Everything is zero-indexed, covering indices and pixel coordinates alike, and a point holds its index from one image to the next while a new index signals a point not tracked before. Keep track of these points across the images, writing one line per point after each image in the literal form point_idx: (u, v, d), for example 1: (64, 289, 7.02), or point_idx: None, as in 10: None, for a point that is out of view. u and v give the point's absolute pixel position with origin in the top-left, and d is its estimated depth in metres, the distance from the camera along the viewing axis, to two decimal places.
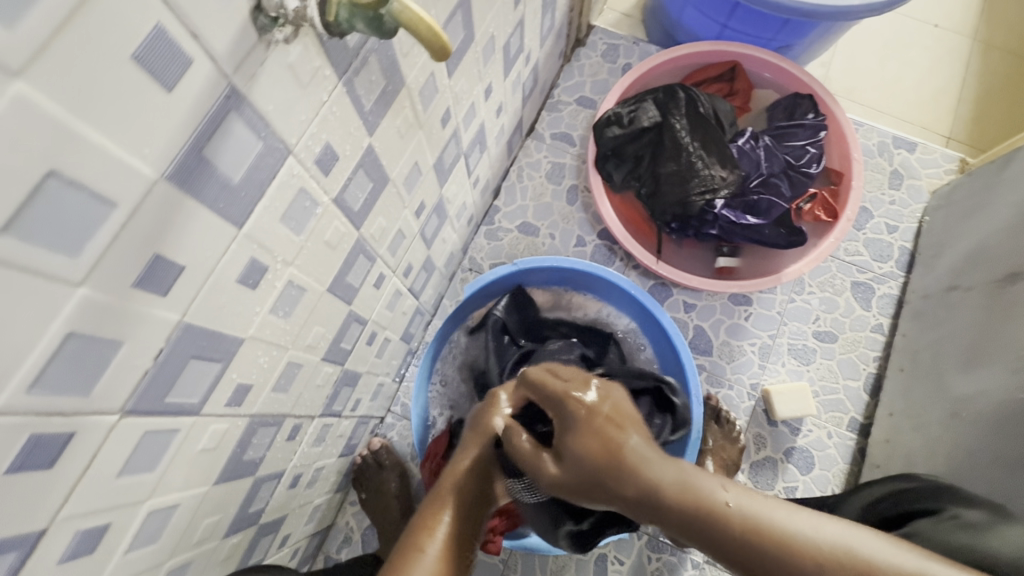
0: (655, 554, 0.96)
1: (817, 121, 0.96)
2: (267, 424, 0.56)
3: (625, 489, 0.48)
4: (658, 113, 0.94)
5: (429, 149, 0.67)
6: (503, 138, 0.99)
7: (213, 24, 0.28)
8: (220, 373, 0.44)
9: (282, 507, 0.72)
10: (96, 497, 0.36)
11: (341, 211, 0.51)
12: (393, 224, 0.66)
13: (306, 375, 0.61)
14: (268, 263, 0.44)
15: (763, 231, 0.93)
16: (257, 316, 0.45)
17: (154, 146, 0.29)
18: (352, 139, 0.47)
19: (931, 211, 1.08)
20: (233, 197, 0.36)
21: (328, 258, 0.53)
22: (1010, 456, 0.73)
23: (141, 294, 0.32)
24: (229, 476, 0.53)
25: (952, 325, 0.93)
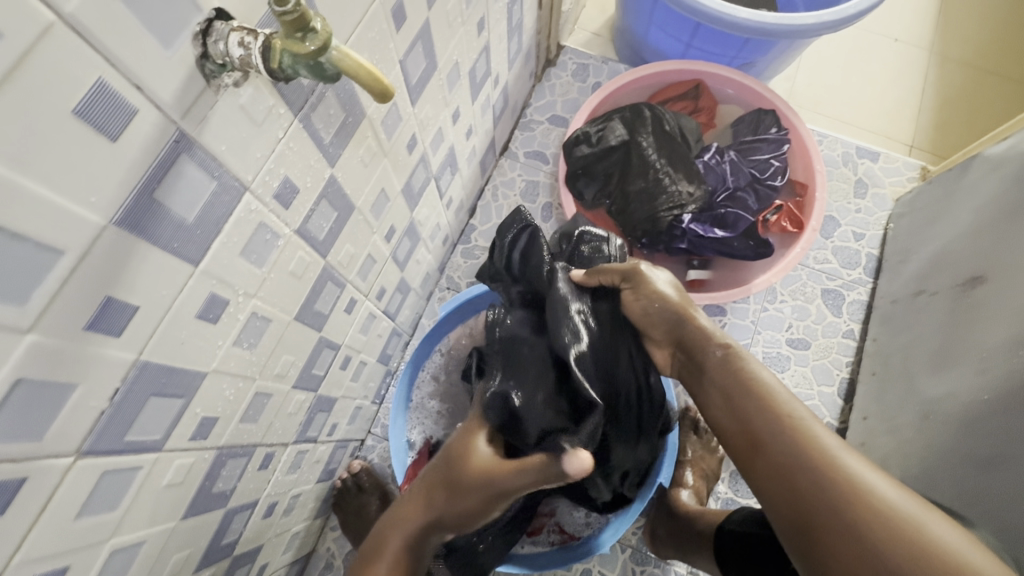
0: (639, 567, 0.96)
1: (779, 135, 0.99)
2: (237, 455, 0.56)
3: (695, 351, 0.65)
4: (625, 130, 0.96)
5: (397, 175, 0.68)
6: (475, 159, 1.01)
7: (156, 74, 0.29)
8: (183, 408, 0.44)
9: (258, 537, 0.71)
10: (54, 540, 0.36)
11: (304, 241, 0.52)
12: (362, 249, 0.67)
13: (277, 404, 0.61)
14: (229, 297, 0.44)
15: (732, 243, 0.94)
16: (220, 349, 0.46)
17: (101, 194, 0.29)
18: (313, 171, 0.48)
19: (894, 218, 1.12)
20: (188, 235, 0.37)
21: (293, 288, 0.54)
22: (977, 455, 0.75)
23: (93, 336, 0.33)
24: (198, 509, 0.53)
25: (918, 329, 0.95)
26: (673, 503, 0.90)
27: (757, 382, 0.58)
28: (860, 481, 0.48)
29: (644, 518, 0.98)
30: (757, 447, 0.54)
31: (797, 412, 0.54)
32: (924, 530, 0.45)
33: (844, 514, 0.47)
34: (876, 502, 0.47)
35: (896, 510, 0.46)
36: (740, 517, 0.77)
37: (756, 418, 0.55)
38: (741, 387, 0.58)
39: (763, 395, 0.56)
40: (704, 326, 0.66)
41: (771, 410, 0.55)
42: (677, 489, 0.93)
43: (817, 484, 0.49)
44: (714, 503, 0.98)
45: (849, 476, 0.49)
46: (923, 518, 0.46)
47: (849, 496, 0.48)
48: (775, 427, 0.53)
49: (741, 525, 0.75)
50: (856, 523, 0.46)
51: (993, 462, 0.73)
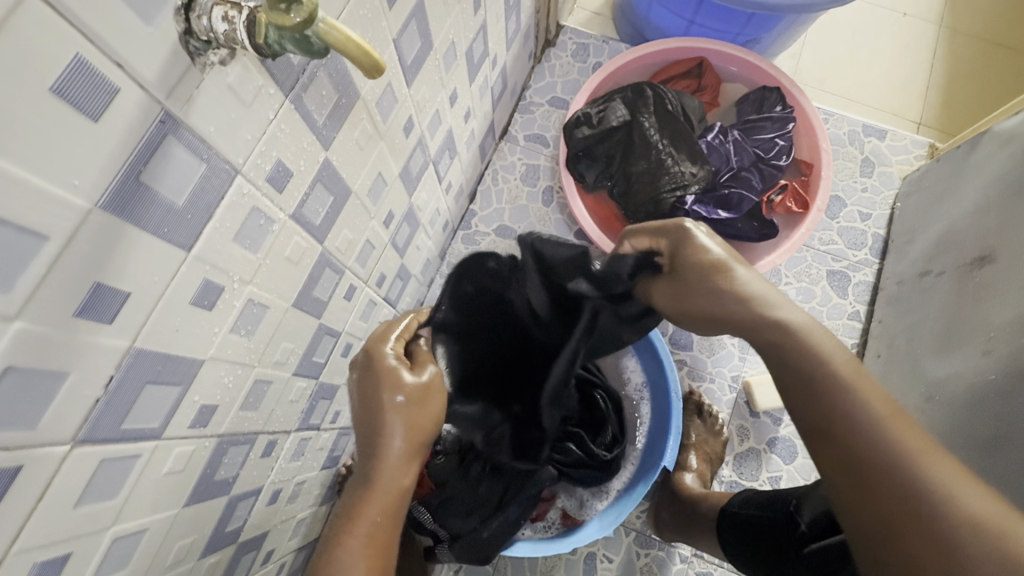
0: (643, 550, 0.97)
1: (785, 113, 0.97)
2: (238, 442, 0.56)
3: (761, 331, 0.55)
4: (627, 111, 0.94)
5: (393, 158, 0.67)
6: (474, 143, 0.99)
7: (138, 52, 0.28)
8: (180, 396, 0.44)
9: (263, 523, 0.71)
10: (52, 528, 0.36)
11: (300, 227, 0.51)
12: (360, 235, 0.66)
13: (278, 391, 0.61)
14: (224, 284, 0.43)
15: (736, 225, 0.93)
16: (216, 336, 0.45)
17: (85, 176, 0.29)
18: (307, 154, 0.47)
19: (901, 197, 1.10)
20: (179, 220, 0.36)
21: (290, 274, 0.53)
22: (982, 435, 0.75)
23: (83, 324, 0.32)
24: (200, 497, 0.53)
25: (924, 310, 0.94)
26: (677, 486, 0.90)
27: (828, 367, 0.51)
28: (949, 489, 0.44)
29: (649, 502, 0.99)
30: (834, 444, 0.49)
31: (870, 406, 0.48)
32: (1017, 542, 0.41)
33: (927, 520, 0.44)
34: (967, 512, 0.43)
35: (990, 523, 0.42)
36: (741, 499, 0.77)
37: (832, 411, 0.49)
38: (812, 374, 0.51)
39: (842, 383, 0.50)
40: (768, 301, 0.55)
41: (851, 402, 0.49)
42: (681, 472, 0.93)
43: (903, 488, 0.45)
44: (718, 486, 0.98)
45: (937, 485, 0.44)
46: (1014, 527, 0.42)
47: (938, 505, 0.44)
48: (857, 422, 0.48)
49: (744, 508, 0.75)
50: (945, 532, 0.43)
51: (999, 442, 0.72)
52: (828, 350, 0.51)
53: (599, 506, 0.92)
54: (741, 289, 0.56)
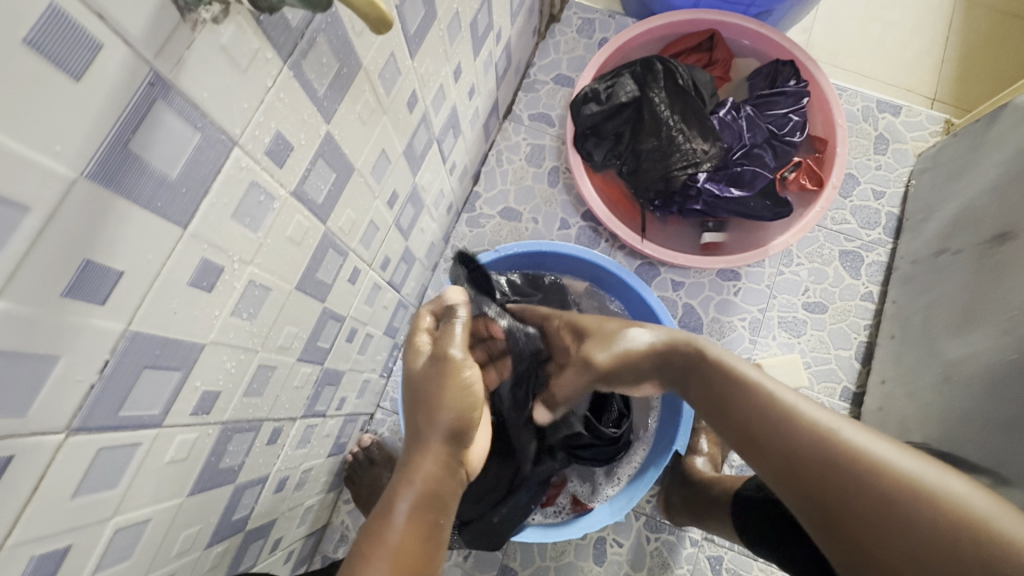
0: (653, 534, 0.96)
1: (799, 87, 0.93)
2: (243, 430, 0.54)
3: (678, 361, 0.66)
4: (636, 87, 0.91)
5: (397, 135, 0.64)
6: (478, 122, 0.96)
7: (122, 4, 0.26)
8: (181, 382, 0.42)
9: (270, 511, 0.70)
10: (49, 519, 0.34)
11: (302, 205, 0.49)
12: (364, 215, 0.64)
13: (282, 377, 0.59)
14: (223, 264, 0.41)
15: (748, 203, 0.90)
16: (216, 320, 0.43)
17: (68, 141, 0.26)
18: (307, 127, 0.45)
19: (916, 173, 1.07)
20: (172, 193, 0.34)
21: (292, 255, 0.51)
22: (1002, 416, 0.73)
23: (73, 304, 0.30)
24: (205, 485, 0.51)
25: (940, 289, 0.92)
26: (688, 469, 0.88)
27: (734, 377, 0.60)
28: (858, 449, 0.49)
29: (658, 486, 0.98)
30: (760, 440, 0.55)
31: (770, 402, 0.56)
32: (923, 480, 0.46)
33: (850, 491, 0.48)
34: (882, 469, 0.47)
35: (895, 468, 0.47)
36: (755, 483, 0.75)
37: (752, 415, 0.56)
38: (719, 390, 0.60)
39: (741, 392, 0.58)
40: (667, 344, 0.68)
41: (759, 403, 0.56)
42: (692, 456, 0.91)
43: (818, 470, 0.50)
44: (729, 470, 0.97)
45: (844, 448, 0.49)
46: (920, 471, 0.47)
47: (849, 467, 0.48)
48: (763, 417, 0.55)
49: (757, 491, 0.74)
50: (863, 488, 0.47)
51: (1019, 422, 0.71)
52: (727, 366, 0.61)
53: (610, 490, 0.91)
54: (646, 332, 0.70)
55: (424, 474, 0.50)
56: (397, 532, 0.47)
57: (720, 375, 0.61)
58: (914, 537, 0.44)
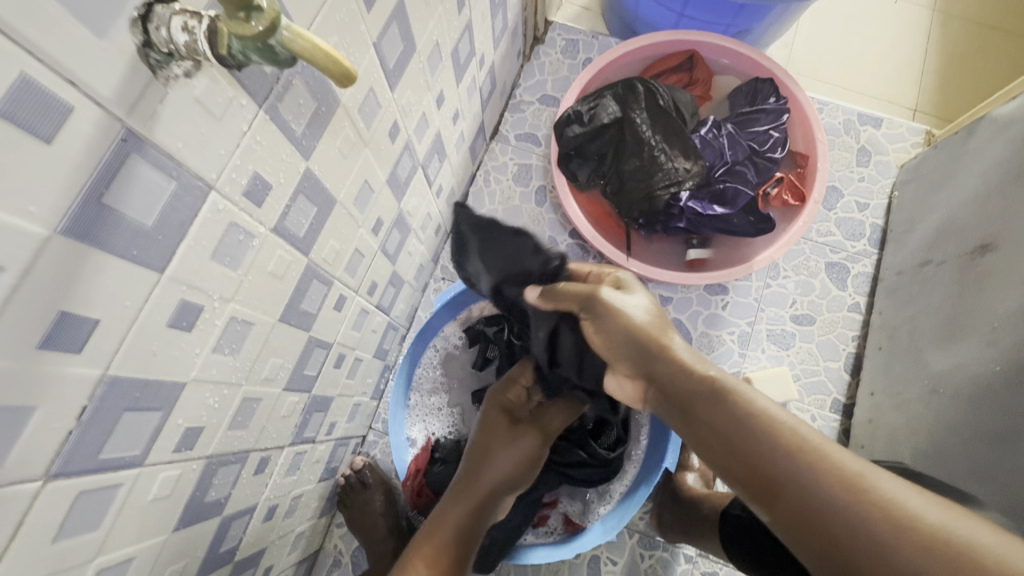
0: (648, 551, 0.96)
1: (778, 105, 0.95)
2: (228, 462, 0.55)
3: (681, 386, 0.56)
4: (618, 107, 0.93)
5: (379, 165, 0.65)
6: (464, 145, 0.98)
7: (92, 69, 0.27)
8: (162, 421, 0.42)
9: (260, 540, 0.70)
10: (29, 566, 0.34)
11: (283, 240, 0.50)
12: (348, 244, 0.64)
13: (268, 408, 0.59)
14: (203, 303, 0.42)
15: (731, 220, 0.91)
16: (198, 357, 0.44)
17: (40, 201, 0.27)
18: (286, 166, 0.46)
19: (899, 185, 1.08)
20: (149, 241, 0.34)
21: (274, 289, 0.52)
22: (988, 428, 0.73)
23: (48, 354, 0.31)
24: (189, 520, 0.51)
25: (925, 299, 0.92)
26: (679, 487, 0.89)
27: (745, 407, 0.52)
28: (891, 504, 0.44)
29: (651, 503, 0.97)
30: (772, 486, 0.48)
31: (796, 447, 0.48)
32: (964, 541, 0.41)
33: (880, 550, 0.43)
34: (915, 527, 0.42)
35: (933, 528, 0.42)
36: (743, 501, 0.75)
37: (766, 454, 0.49)
38: (737, 420, 0.51)
39: (764, 427, 0.50)
40: (680, 356, 0.58)
41: (774, 443, 0.49)
42: (683, 473, 0.92)
43: (844, 520, 0.44)
44: (721, 486, 0.97)
45: (878, 503, 0.44)
46: (951, 523, 0.43)
47: (887, 529, 0.43)
48: (790, 465, 0.48)
49: (744, 510, 0.73)
50: (904, 559, 0.42)
51: (1006, 435, 0.71)
52: (746, 394, 0.53)
53: (601, 511, 0.90)
54: (648, 340, 0.60)
55: (461, 509, 0.71)
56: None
57: (729, 404, 0.52)
58: None
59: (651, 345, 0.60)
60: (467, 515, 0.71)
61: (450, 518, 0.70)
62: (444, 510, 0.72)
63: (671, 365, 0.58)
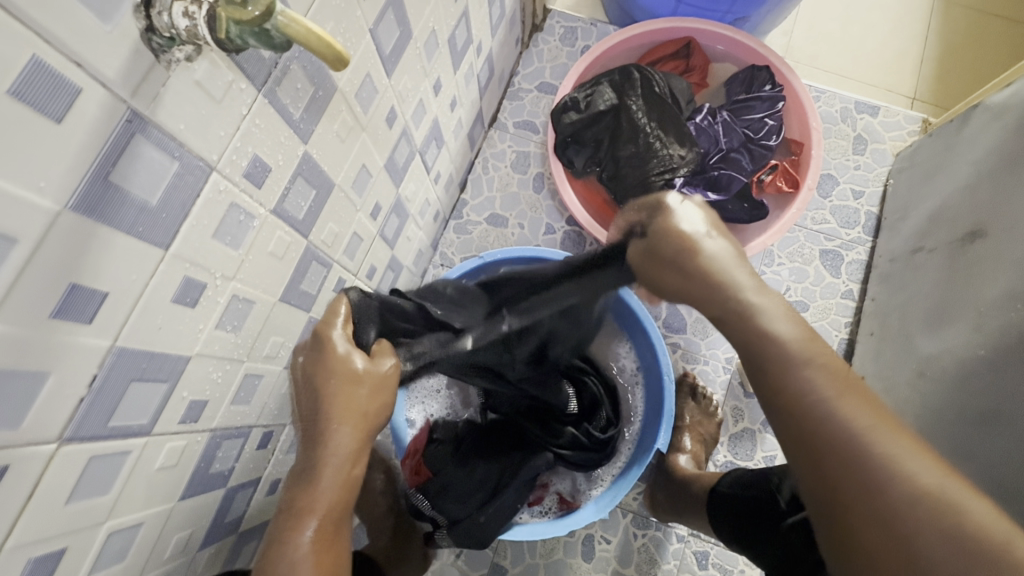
0: (640, 531, 0.98)
1: (774, 92, 0.95)
2: (232, 436, 0.57)
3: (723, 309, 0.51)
4: (614, 94, 0.94)
5: (376, 150, 0.66)
6: (462, 131, 0.99)
7: (99, 52, 0.29)
8: (168, 392, 0.44)
9: (263, 514, 0.72)
10: (45, 523, 0.37)
11: (282, 221, 0.51)
12: (346, 228, 0.66)
13: (269, 385, 0.61)
14: (206, 280, 0.44)
15: (726, 207, 0.92)
16: (202, 332, 0.46)
17: (51, 177, 0.29)
18: (285, 149, 0.47)
19: (894, 173, 1.09)
20: (153, 219, 0.36)
21: (274, 269, 0.53)
22: (973, 410, 0.75)
23: (61, 324, 0.32)
24: (195, 490, 0.54)
25: (917, 287, 0.94)
26: (671, 468, 0.91)
27: (778, 343, 0.48)
28: (897, 461, 0.43)
29: (645, 484, 1.00)
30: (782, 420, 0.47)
31: (816, 385, 0.46)
32: (958, 509, 0.41)
33: (874, 497, 0.43)
34: (912, 484, 0.42)
35: (932, 492, 0.42)
36: (731, 479, 0.77)
37: (784, 390, 0.47)
38: (762, 356, 0.49)
39: (792, 365, 0.47)
40: (737, 284, 0.50)
41: (795, 378, 0.47)
42: (675, 454, 0.94)
43: (846, 462, 0.44)
44: (713, 468, 0.99)
45: (884, 458, 0.43)
46: (953, 489, 0.42)
47: (884, 483, 0.43)
48: (801, 408, 0.46)
49: (731, 488, 0.75)
50: (894, 510, 0.42)
51: (990, 417, 0.72)
52: (779, 331, 0.48)
53: (594, 492, 0.93)
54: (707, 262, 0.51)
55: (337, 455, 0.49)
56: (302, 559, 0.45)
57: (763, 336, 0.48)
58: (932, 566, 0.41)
59: (700, 260, 0.51)
60: (343, 479, 0.49)
61: (326, 479, 0.48)
62: (307, 494, 0.48)
63: (718, 294, 0.50)
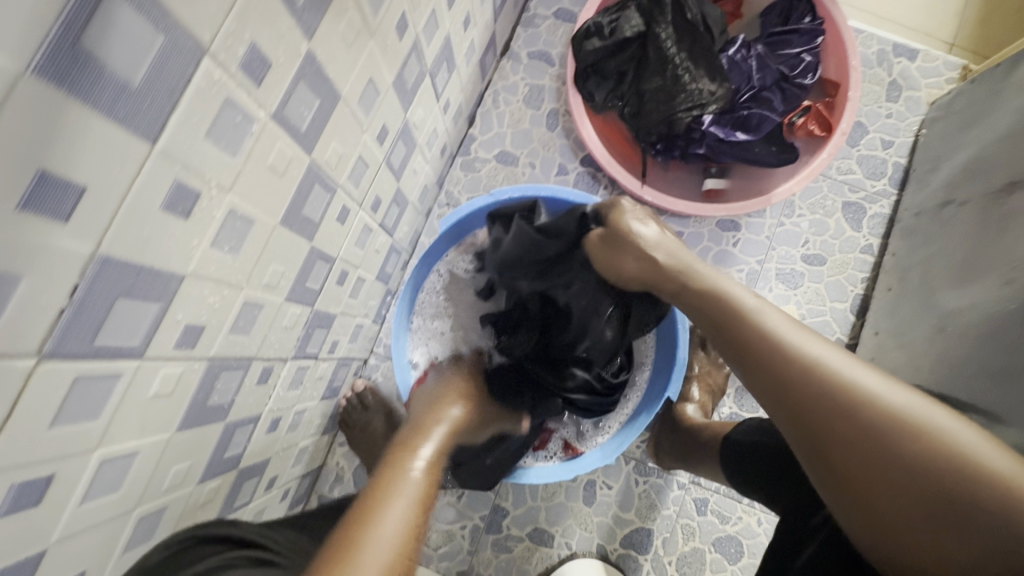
0: (642, 478, 0.98)
1: (814, 25, 0.88)
2: (231, 367, 0.53)
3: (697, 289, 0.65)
4: (642, 21, 0.86)
5: (386, 62, 0.60)
6: (474, 57, 0.91)
7: None
8: (162, 313, 0.40)
9: (264, 451, 0.70)
10: (27, 447, 0.33)
11: (283, 130, 0.46)
12: (352, 150, 0.60)
13: (270, 316, 0.57)
14: (200, 189, 0.39)
15: (753, 148, 0.86)
16: (196, 249, 0.41)
17: (6, 30, 0.23)
18: (286, 42, 0.41)
19: (928, 123, 1.03)
20: (137, 103, 0.31)
21: (275, 185, 0.48)
22: (992, 367, 0.72)
23: (30, 218, 0.28)
24: (193, 422, 0.51)
25: (943, 240, 0.89)
26: (679, 417, 0.89)
27: (739, 307, 0.60)
28: (874, 396, 0.48)
29: (649, 433, 0.99)
30: (759, 368, 0.55)
31: (776, 328, 0.56)
32: (924, 421, 0.46)
33: (848, 418, 0.49)
34: (879, 404, 0.48)
35: (892, 407, 0.48)
36: (747, 428, 0.75)
37: (755, 341, 0.56)
38: (732, 320, 0.60)
39: (750, 319, 0.58)
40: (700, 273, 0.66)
41: (756, 329, 0.57)
42: (684, 404, 0.92)
43: (816, 392, 0.51)
44: (718, 420, 0.98)
45: (844, 384, 0.50)
46: (916, 407, 0.47)
47: (860, 409, 0.48)
48: (773, 354, 0.54)
49: (748, 437, 0.73)
50: (871, 427, 0.48)
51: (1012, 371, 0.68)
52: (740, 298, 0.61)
53: (600, 439, 0.91)
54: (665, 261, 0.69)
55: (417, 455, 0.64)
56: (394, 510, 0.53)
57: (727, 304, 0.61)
58: (908, 475, 0.45)
59: (663, 261, 0.69)
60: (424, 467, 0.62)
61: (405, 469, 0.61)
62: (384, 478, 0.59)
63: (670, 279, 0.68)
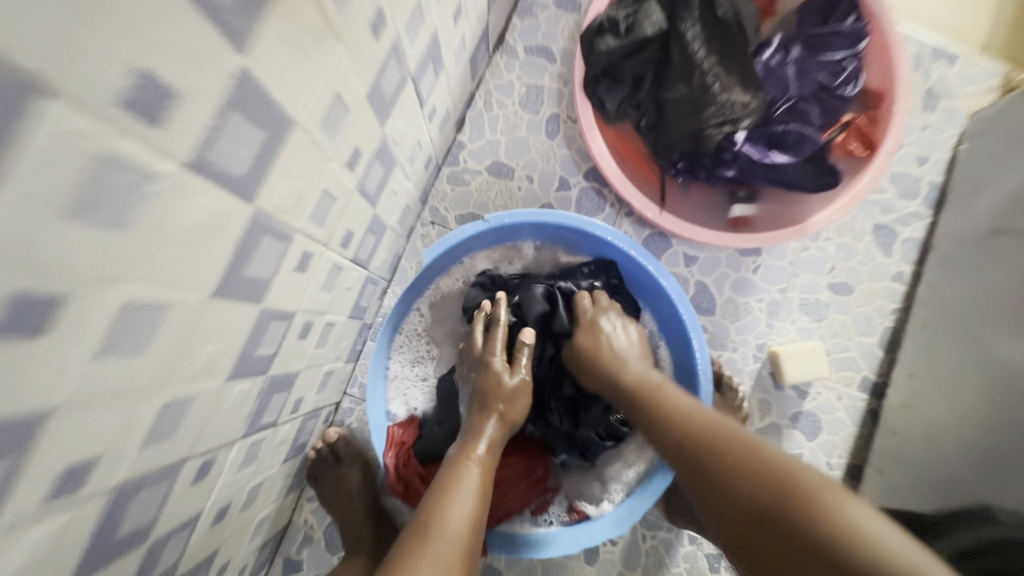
0: (650, 532, 0.89)
1: (858, 26, 0.76)
2: (151, 483, 0.40)
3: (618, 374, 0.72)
4: (664, 16, 0.72)
5: (357, 72, 0.46)
6: (464, 54, 0.77)
7: None
8: (19, 469, 0.27)
9: (210, 544, 0.58)
10: None
11: (207, 181, 0.32)
12: (312, 185, 0.47)
13: (206, 405, 0.44)
14: (68, 291, 0.26)
15: (787, 170, 0.75)
16: (70, 369, 0.28)
17: None
18: (202, 59, 0.28)
19: (967, 137, 0.93)
20: None
21: (200, 253, 0.35)
22: None
23: None
24: (96, 565, 0.38)
25: (995, 276, 0.77)
26: None
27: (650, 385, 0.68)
28: (793, 470, 0.49)
29: None
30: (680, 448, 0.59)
31: (687, 402, 0.63)
32: (833, 506, 0.45)
33: (740, 488, 0.51)
34: (775, 468, 0.50)
35: (789, 475, 0.49)
36: None
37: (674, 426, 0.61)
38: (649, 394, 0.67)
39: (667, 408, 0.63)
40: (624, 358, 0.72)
41: (676, 416, 0.61)
42: None
43: (724, 467, 0.53)
44: None
45: (732, 446, 0.54)
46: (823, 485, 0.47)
47: (752, 478, 0.51)
48: (681, 431, 0.60)
49: None
50: (756, 494, 0.50)
51: None
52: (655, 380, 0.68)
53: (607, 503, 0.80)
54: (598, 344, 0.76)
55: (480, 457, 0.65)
56: (459, 496, 0.59)
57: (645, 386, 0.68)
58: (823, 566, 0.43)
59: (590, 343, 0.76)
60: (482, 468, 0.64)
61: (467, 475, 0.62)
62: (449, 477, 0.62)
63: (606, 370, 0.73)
